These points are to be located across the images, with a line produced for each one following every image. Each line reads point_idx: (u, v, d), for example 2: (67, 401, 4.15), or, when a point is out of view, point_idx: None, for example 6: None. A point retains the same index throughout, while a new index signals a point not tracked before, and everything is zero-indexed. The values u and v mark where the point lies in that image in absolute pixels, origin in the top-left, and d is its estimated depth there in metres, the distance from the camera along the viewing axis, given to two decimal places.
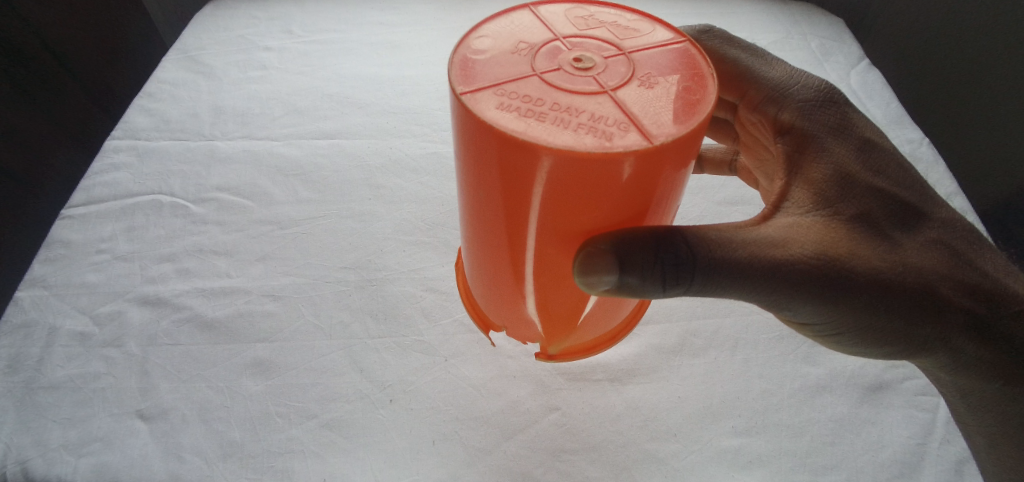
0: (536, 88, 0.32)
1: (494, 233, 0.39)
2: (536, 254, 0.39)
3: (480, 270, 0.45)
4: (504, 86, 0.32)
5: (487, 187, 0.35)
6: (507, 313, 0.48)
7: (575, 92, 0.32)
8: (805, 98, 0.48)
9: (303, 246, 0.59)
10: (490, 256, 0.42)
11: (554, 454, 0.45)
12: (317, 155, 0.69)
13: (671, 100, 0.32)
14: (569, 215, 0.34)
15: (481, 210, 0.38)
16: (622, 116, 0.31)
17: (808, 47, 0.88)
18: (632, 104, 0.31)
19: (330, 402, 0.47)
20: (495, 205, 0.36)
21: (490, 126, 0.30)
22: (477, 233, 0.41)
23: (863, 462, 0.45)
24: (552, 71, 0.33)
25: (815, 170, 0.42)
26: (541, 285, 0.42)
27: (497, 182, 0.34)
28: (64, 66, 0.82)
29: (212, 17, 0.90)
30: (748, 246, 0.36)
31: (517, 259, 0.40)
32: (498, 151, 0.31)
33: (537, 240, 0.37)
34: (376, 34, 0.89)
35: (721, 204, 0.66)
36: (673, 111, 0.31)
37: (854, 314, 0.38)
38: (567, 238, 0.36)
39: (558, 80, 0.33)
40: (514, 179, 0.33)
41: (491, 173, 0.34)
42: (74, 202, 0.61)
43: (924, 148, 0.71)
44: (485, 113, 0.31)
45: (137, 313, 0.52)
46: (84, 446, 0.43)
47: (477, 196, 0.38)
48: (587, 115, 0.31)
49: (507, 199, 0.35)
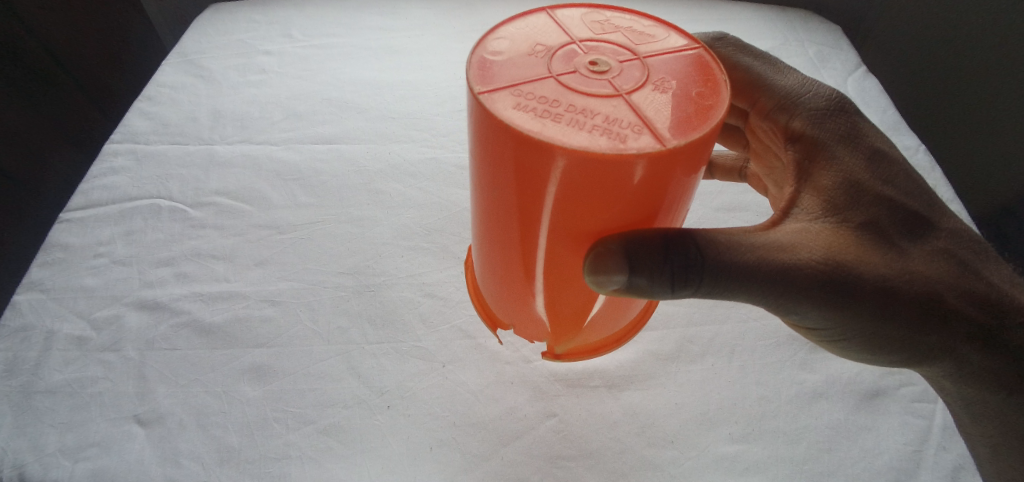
0: (553, 89, 0.32)
1: (506, 232, 0.39)
2: (547, 253, 0.39)
3: (490, 269, 0.45)
4: (520, 87, 0.33)
5: (501, 186, 0.36)
6: (515, 313, 0.48)
7: (590, 94, 0.32)
8: (816, 106, 0.48)
9: (301, 250, 0.59)
10: (501, 254, 0.42)
11: (552, 461, 0.45)
12: (316, 160, 0.69)
13: (684, 105, 0.32)
14: (580, 214, 0.34)
15: (493, 209, 0.38)
16: (636, 119, 0.31)
17: (805, 53, 0.89)
18: (647, 107, 0.32)
19: (327, 408, 0.47)
20: (508, 205, 0.36)
21: (507, 125, 0.30)
22: (488, 232, 0.41)
23: (860, 469, 0.45)
24: (569, 73, 0.33)
25: (825, 177, 0.42)
26: (551, 284, 0.42)
27: (511, 182, 0.34)
28: (62, 67, 0.82)
29: (212, 20, 0.90)
30: (756, 249, 0.36)
31: (528, 258, 0.40)
32: (514, 150, 0.31)
33: (549, 240, 0.37)
34: (377, 39, 0.89)
35: (717, 211, 0.65)
36: (686, 116, 0.31)
37: (860, 320, 0.38)
38: (578, 238, 0.36)
39: (573, 82, 0.33)
40: (528, 179, 0.33)
41: (505, 173, 0.34)
42: (73, 206, 0.61)
43: (920, 155, 0.71)
44: (502, 113, 0.31)
45: (136, 318, 0.52)
46: (81, 451, 0.43)
47: (490, 195, 0.38)
48: (601, 117, 0.31)
49: (520, 200, 0.35)
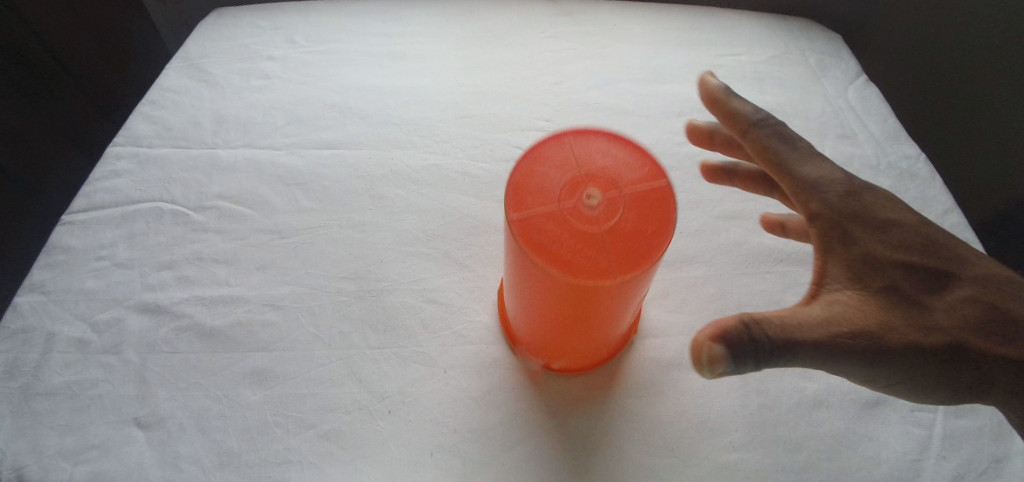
0: (565, 226, 0.37)
1: (537, 294, 0.42)
2: (586, 306, 0.41)
3: (519, 304, 0.46)
4: (547, 250, 0.37)
5: (541, 282, 0.40)
6: (554, 342, 0.48)
7: (595, 213, 0.37)
8: (829, 181, 0.45)
9: (303, 255, 0.59)
10: (537, 308, 0.44)
11: (552, 469, 0.45)
12: (319, 165, 0.70)
13: (656, 198, 0.38)
14: (613, 289, 0.38)
15: (529, 282, 0.41)
16: (636, 224, 0.37)
17: (807, 62, 0.89)
18: (638, 203, 0.38)
19: (328, 413, 0.47)
20: (541, 282, 0.40)
21: (558, 269, 0.36)
22: (520, 289, 0.43)
23: (858, 477, 0.45)
24: (574, 201, 0.38)
25: (852, 259, 0.41)
26: (579, 329, 0.45)
27: (552, 282, 0.38)
28: (65, 69, 0.82)
29: (216, 25, 0.91)
30: (814, 342, 0.36)
31: (563, 313, 0.43)
32: (552, 269, 0.37)
33: (587, 298, 0.40)
34: (380, 45, 0.89)
35: (719, 218, 0.65)
36: (663, 207, 0.38)
37: (922, 380, 0.39)
38: (612, 295, 0.40)
39: (582, 203, 0.37)
40: (573, 287, 0.38)
41: (551, 279, 0.38)
42: (76, 208, 0.62)
43: (920, 165, 0.72)
44: (536, 245, 0.37)
45: (137, 321, 0.52)
46: (81, 453, 0.44)
47: (528, 273, 0.40)
48: (610, 237, 0.37)
49: (557, 285, 0.38)
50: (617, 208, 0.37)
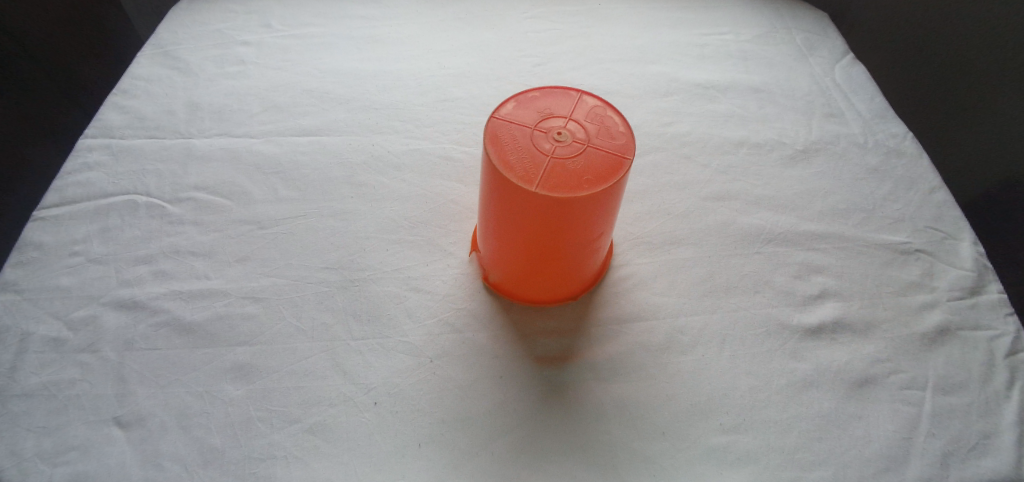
0: (545, 157, 0.41)
1: (522, 236, 0.45)
2: (561, 243, 0.45)
3: (499, 256, 0.50)
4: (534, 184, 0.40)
5: (527, 219, 0.43)
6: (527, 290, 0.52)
7: (569, 152, 0.41)
8: None
9: (283, 245, 0.58)
10: (517, 251, 0.48)
11: (542, 456, 0.44)
12: (297, 153, 0.68)
13: (616, 141, 0.43)
14: (586, 219, 0.43)
15: (515, 223, 0.44)
16: (605, 154, 0.42)
17: (793, 40, 0.88)
18: (602, 144, 0.42)
19: (313, 406, 0.46)
20: (528, 216, 0.43)
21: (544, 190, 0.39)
22: (506, 236, 0.47)
23: (850, 457, 0.45)
24: (548, 142, 0.42)
25: None
26: (556, 264, 0.48)
27: (537, 214, 0.42)
28: (25, 47, 0.80)
29: (188, 11, 0.88)
30: None
31: (541, 250, 0.46)
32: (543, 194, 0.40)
33: (565, 233, 0.44)
34: (358, 29, 0.87)
35: (706, 200, 0.65)
36: (622, 149, 0.43)
37: None
38: (582, 232, 0.45)
39: (554, 144, 0.41)
40: (557, 213, 0.41)
41: (534, 211, 0.42)
42: (47, 203, 0.59)
43: (907, 143, 0.71)
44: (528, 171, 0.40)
45: (114, 317, 0.51)
46: (60, 455, 0.42)
47: (512, 213, 0.44)
48: (582, 164, 0.41)
49: (545, 217, 0.42)
50: (580, 151, 0.41)
